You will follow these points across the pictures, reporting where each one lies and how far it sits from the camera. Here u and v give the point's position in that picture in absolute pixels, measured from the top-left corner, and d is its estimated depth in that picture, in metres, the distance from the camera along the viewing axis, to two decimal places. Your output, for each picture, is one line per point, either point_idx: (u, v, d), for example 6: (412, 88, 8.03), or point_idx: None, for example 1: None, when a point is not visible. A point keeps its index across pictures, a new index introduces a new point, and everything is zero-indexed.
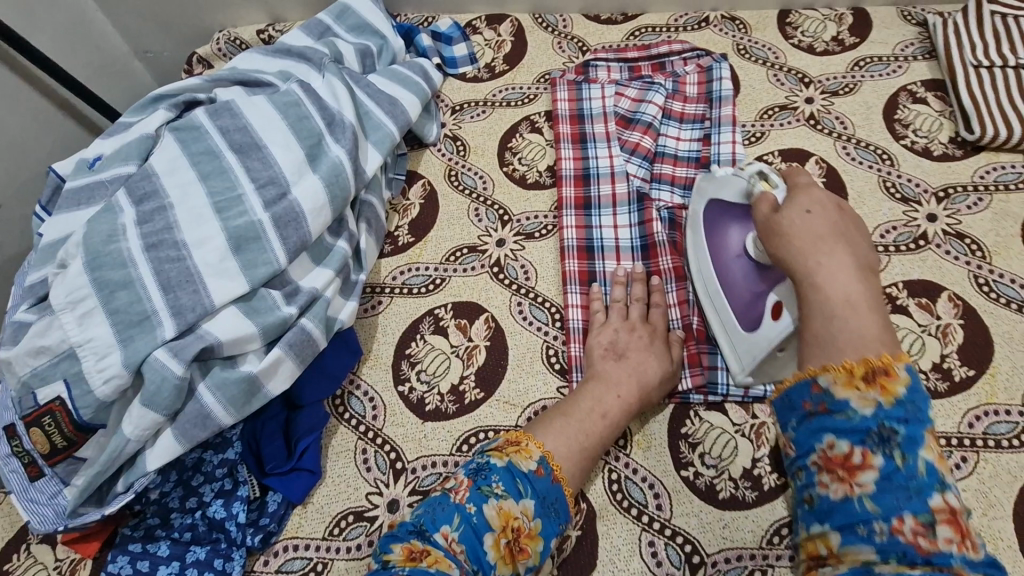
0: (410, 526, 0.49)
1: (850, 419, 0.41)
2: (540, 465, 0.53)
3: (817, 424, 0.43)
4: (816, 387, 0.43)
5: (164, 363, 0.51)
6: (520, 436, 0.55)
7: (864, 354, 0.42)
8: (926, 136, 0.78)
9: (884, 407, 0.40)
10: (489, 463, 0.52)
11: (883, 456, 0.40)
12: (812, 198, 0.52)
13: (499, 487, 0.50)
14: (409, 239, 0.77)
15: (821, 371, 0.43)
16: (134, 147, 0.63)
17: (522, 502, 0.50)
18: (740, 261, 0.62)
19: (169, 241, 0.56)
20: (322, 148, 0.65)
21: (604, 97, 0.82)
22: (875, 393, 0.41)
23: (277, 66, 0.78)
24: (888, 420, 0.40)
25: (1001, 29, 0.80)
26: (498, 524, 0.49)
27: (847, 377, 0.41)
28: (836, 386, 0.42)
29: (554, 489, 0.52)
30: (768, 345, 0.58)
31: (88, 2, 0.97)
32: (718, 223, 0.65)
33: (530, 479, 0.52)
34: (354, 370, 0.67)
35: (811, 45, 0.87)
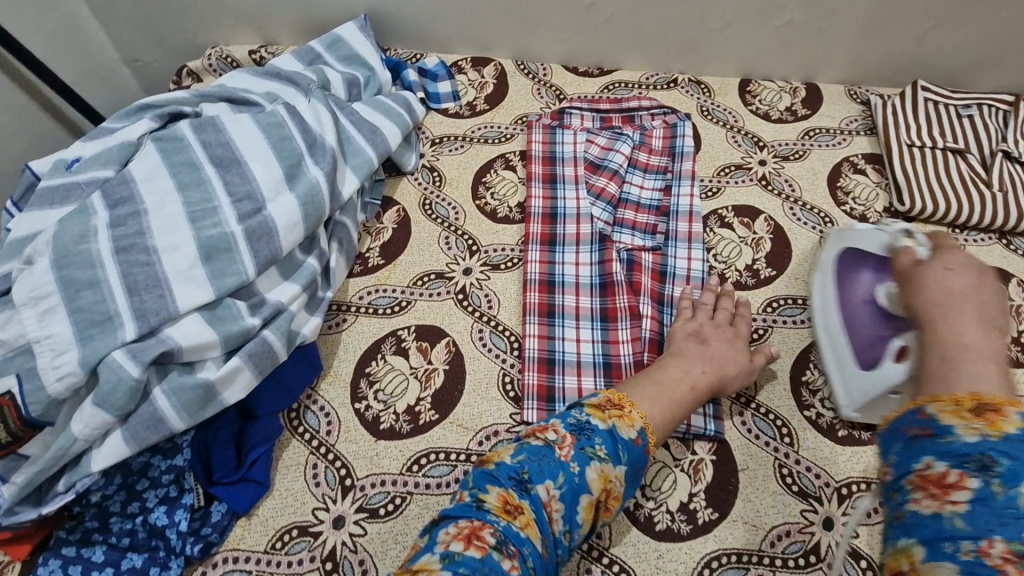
0: (512, 471, 0.52)
1: (951, 443, 0.38)
2: (639, 435, 0.56)
3: (919, 448, 0.39)
4: (922, 412, 0.40)
5: (120, 364, 0.52)
6: (623, 401, 0.58)
7: (979, 391, 0.40)
8: (863, 204, 0.86)
9: (992, 439, 0.37)
10: (594, 425, 0.55)
11: (982, 481, 0.36)
12: (960, 255, 0.55)
13: (601, 450, 0.53)
14: (379, 261, 0.79)
15: (931, 400, 0.40)
16: (114, 152, 0.65)
17: (618, 467, 0.54)
18: (866, 306, 0.65)
19: (140, 246, 0.58)
20: (300, 168, 0.68)
21: (576, 143, 0.88)
22: (983, 423, 0.38)
23: (266, 87, 0.82)
24: (993, 452, 0.36)
25: (932, 113, 0.89)
26: (595, 485, 0.52)
27: (956, 406, 0.39)
28: (942, 412, 0.39)
29: (643, 460, 0.56)
30: (882, 388, 0.62)
31: (82, 9, 0.99)
32: (853, 268, 0.69)
33: (629, 446, 0.55)
34: (311, 385, 0.68)
35: (766, 112, 0.95)
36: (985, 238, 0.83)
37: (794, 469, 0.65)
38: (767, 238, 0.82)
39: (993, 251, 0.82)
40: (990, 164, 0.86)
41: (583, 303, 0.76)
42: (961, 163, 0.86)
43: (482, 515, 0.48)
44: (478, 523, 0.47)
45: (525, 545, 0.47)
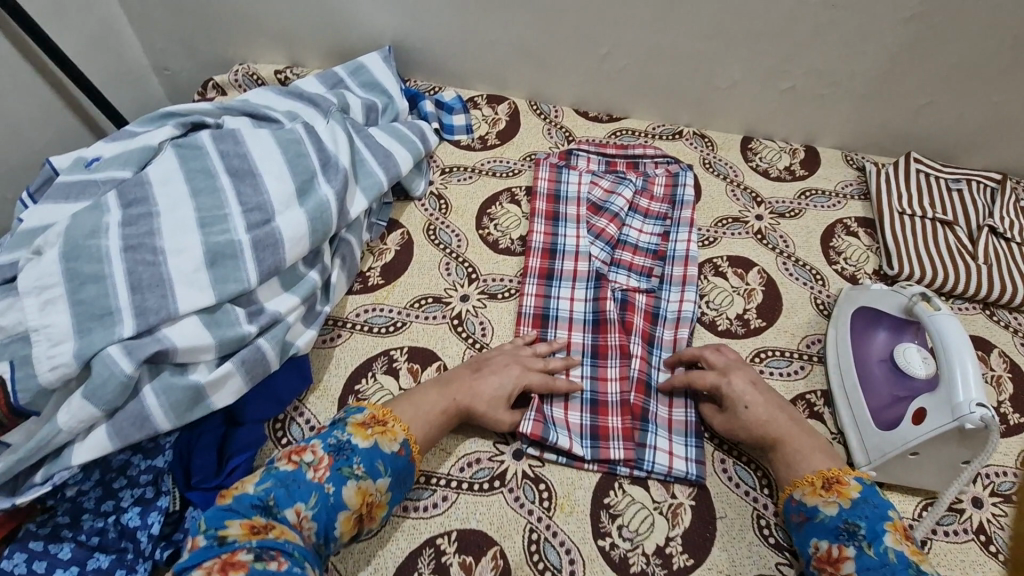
0: (256, 500, 0.52)
1: (823, 521, 0.57)
2: (402, 447, 0.59)
3: (805, 532, 0.58)
4: (794, 501, 0.60)
5: (114, 359, 0.52)
6: (387, 416, 0.61)
7: (820, 470, 0.61)
8: (854, 265, 0.88)
9: (844, 507, 0.57)
10: (353, 444, 0.57)
11: (855, 547, 0.54)
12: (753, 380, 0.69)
13: (358, 468, 0.56)
14: (379, 280, 0.81)
15: (795, 489, 0.61)
16: (134, 155, 0.67)
17: (379, 480, 0.57)
18: (883, 365, 0.70)
19: (148, 246, 0.59)
20: (312, 185, 0.70)
21: (580, 183, 0.90)
22: (835, 497, 0.58)
23: (287, 106, 0.85)
24: (851, 519, 0.56)
25: (923, 184, 0.93)
26: (352, 501, 0.55)
27: (811, 488, 0.59)
28: (806, 496, 0.59)
29: (410, 469, 0.60)
30: (900, 445, 0.64)
31: (120, 17, 1.04)
32: (868, 330, 0.74)
33: (391, 459, 0.58)
34: (299, 398, 0.69)
35: (766, 169, 0.99)
36: (969, 308, 0.86)
37: (772, 520, 0.65)
38: (759, 290, 0.84)
39: (977, 321, 0.84)
40: (976, 237, 0.89)
41: (575, 338, 0.77)
42: (949, 234, 0.89)
43: (228, 548, 0.48)
44: (227, 555, 0.47)
45: (287, 545, 0.49)
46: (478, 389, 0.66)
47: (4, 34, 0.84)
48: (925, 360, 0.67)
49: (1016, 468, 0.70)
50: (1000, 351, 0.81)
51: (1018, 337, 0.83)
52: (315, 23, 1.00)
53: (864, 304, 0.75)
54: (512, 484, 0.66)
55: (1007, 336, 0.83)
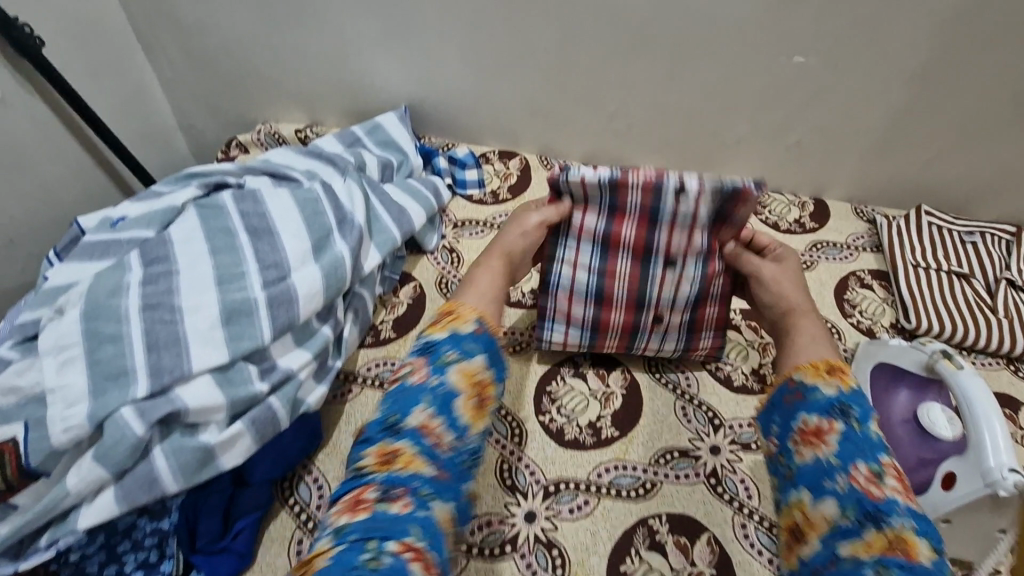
0: (380, 425, 0.53)
1: (818, 399, 0.56)
2: (477, 325, 0.60)
3: (794, 408, 0.58)
4: (793, 381, 0.59)
5: (126, 421, 0.52)
6: (453, 306, 0.62)
7: (825, 358, 0.60)
8: (871, 318, 0.87)
9: (843, 391, 0.56)
10: (435, 339, 0.58)
11: (845, 423, 0.54)
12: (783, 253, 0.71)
13: (450, 355, 0.56)
14: (391, 334, 0.81)
15: (796, 372, 0.59)
16: (159, 215, 0.70)
17: (475, 358, 0.57)
18: (908, 426, 0.68)
19: (166, 304, 0.60)
20: (328, 242, 0.72)
21: (583, 224, 0.70)
22: (836, 380, 0.57)
23: (305, 165, 0.87)
24: (845, 401, 0.55)
25: (936, 237, 0.93)
26: (461, 384, 0.56)
27: (814, 370, 0.58)
28: (806, 376, 0.58)
29: (492, 341, 0.60)
30: (933, 514, 0.62)
31: (152, 81, 1.11)
32: (886, 386, 0.72)
33: (474, 335, 0.59)
34: (309, 455, 0.68)
35: (775, 222, 0.99)
36: (992, 363, 0.84)
37: None
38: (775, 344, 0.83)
39: (1001, 376, 0.83)
40: (994, 290, 0.89)
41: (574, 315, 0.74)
42: (966, 286, 0.89)
43: (363, 482, 0.50)
44: (360, 490, 0.49)
45: (413, 482, 0.50)
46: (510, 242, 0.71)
47: (44, 101, 0.90)
48: (950, 420, 0.65)
49: None
50: None
51: None
52: (336, 86, 1.06)
53: (882, 360, 0.74)
54: (524, 549, 0.64)
55: None
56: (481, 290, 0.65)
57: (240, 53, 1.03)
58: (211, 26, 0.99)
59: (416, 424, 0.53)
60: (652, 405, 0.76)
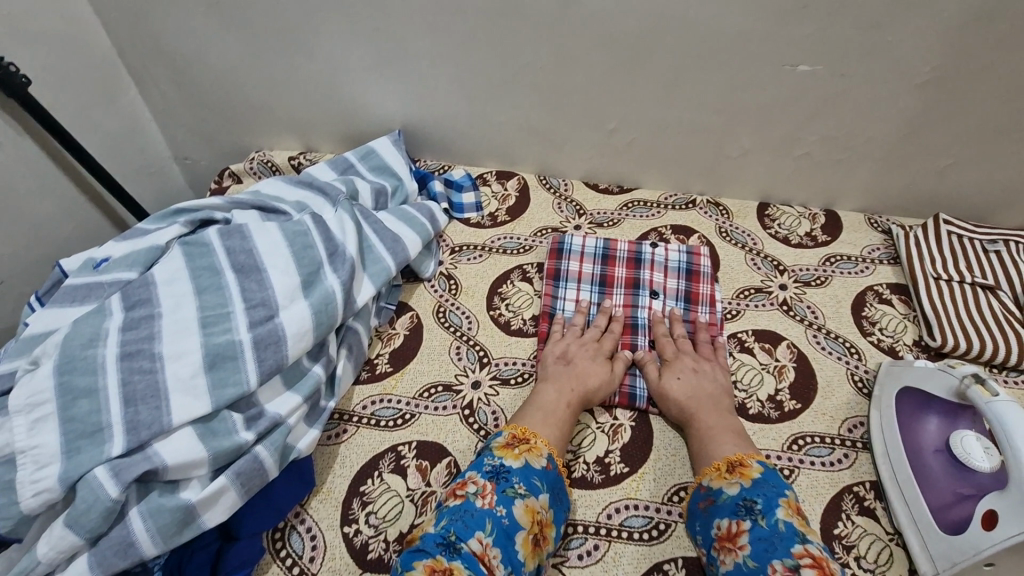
0: (438, 538, 0.57)
1: (724, 500, 0.62)
2: (549, 461, 0.64)
3: (709, 514, 0.62)
4: (702, 486, 0.65)
5: (101, 482, 0.50)
6: (527, 434, 0.66)
7: (727, 457, 0.66)
8: (891, 335, 0.83)
9: (745, 487, 0.62)
10: (508, 465, 0.62)
11: (752, 521, 0.59)
12: (680, 366, 0.75)
13: (521, 488, 0.60)
14: (387, 367, 0.78)
15: (704, 476, 0.65)
16: (142, 255, 0.67)
17: (541, 496, 0.61)
18: (940, 456, 0.64)
19: (146, 352, 0.57)
20: (318, 277, 0.70)
21: (578, 298, 0.85)
22: (737, 477, 0.63)
23: (297, 195, 0.85)
24: (749, 496, 0.61)
25: (957, 247, 0.89)
26: (524, 519, 0.59)
27: (717, 472, 0.64)
28: (712, 479, 0.64)
29: (560, 480, 0.64)
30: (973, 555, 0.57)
31: (145, 114, 1.10)
32: (913, 412, 0.69)
33: (544, 472, 0.63)
34: (301, 502, 0.65)
35: (785, 236, 0.96)
36: None
37: None
38: (790, 367, 0.79)
39: None
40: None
41: None
42: (991, 300, 0.84)
43: None
44: None
45: None
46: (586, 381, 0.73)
47: (34, 140, 0.88)
48: (988, 451, 0.61)
49: None
50: None
51: None
52: (328, 113, 1.04)
53: (908, 385, 0.70)
54: None
55: None
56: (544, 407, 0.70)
57: (232, 84, 1.02)
58: (200, 57, 0.98)
59: (473, 547, 0.56)
60: (662, 439, 0.73)
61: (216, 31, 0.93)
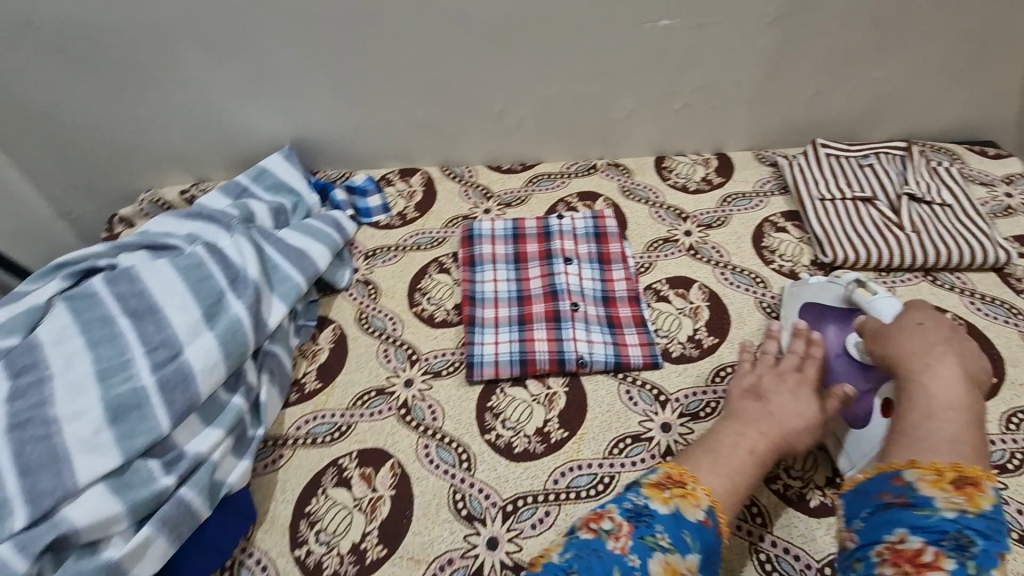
0: (559, 570, 0.51)
1: (931, 518, 0.51)
2: (708, 516, 0.56)
3: (891, 517, 0.53)
4: (900, 480, 0.54)
5: (6, 560, 0.48)
6: (684, 477, 0.59)
7: (958, 462, 0.54)
8: (790, 260, 0.89)
9: (968, 515, 0.51)
10: (653, 509, 0.55)
11: (958, 561, 0.49)
12: (925, 314, 0.64)
13: (664, 539, 0.53)
14: (316, 384, 0.77)
15: (909, 469, 0.54)
16: (22, 319, 0.64)
17: (687, 556, 0.52)
18: (843, 360, 0.69)
19: (39, 418, 0.55)
20: (221, 306, 0.67)
21: (496, 279, 0.86)
22: (963, 500, 0.51)
23: (189, 228, 0.82)
24: (967, 530, 0.50)
25: (836, 167, 0.96)
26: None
27: (940, 479, 0.53)
28: (921, 483, 0.53)
29: (716, 542, 0.55)
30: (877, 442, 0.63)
31: (11, 174, 1.02)
32: (816, 324, 0.74)
33: (698, 529, 0.54)
34: (246, 536, 0.64)
35: (684, 185, 1.00)
36: (912, 278, 0.86)
37: (771, 553, 0.63)
38: (704, 306, 0.84)
39: (922, 289, 0.85)
40: (898, 207, 0.91)
41: (501, 346, 0.79)
42: (872, 209, 0.91)
43: None
44: None
45: None
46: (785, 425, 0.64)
47: None
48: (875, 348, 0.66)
49: (1002, 434, 0.71)
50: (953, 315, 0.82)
51: (966, 296, 0.84)
52: (212, 140, 1.00)
53: (808, 300, 0.75)
54: None
55: (955, 298, 0.84)
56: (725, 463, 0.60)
57: (102, 126, 0.96)
58: (63, 104, 0.93)
59: None
60: (596, 397, 0.75)
61: (72, 71, 0.89)
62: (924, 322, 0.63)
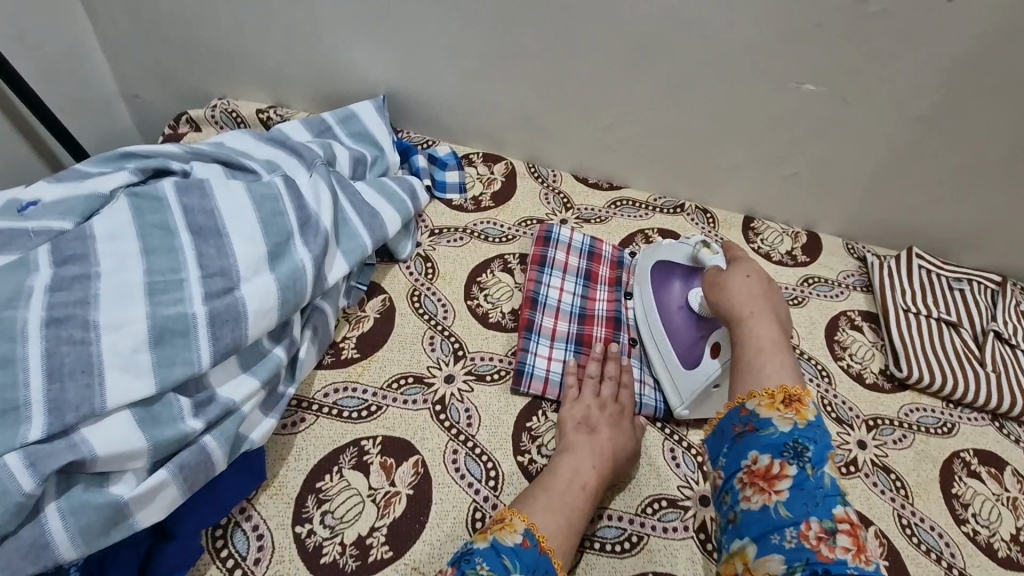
0: None
1: (771, 435, 0.51)
2: (525, 537, 0.53)
3: (744, 444, 0.53)
4: (745, 411, 0.54)
5: (12, 472, 0.42)
6: (504, 513, 0.57)
7: (783, 385, 0.54)
8: (860, 362, 0.85)
9: (799, 427, 0.51)
10: (472, 547, 0.52)
11: (797, 467, 0.49)
12: (751, 266, 0.66)
13: (482, 566, 0.50)
14: (354, 354, 0.72)
15: (749, 399, 0.54)
16: (79, 203, 0.58)
17: None
18: (682, 310, 0.74)
19: (79, 319, 0.49)
20: (287, 249, 0.62)
21: (561, 289, 0.81)
22: (792, 414, 0.52)
23: (268, 154, 0.77)
24: (800, 439, 0.50)
25: (925, 282, 0.92)
26: None
27: (770, 401, 0.53)
28: (760, 407, 0.53)
29: (542, 562, 0.52)
30: (705, 380, 0.69)
31: (90, 40, 0.96)
32: (664, 279, 0.78)
33: (517, 551, 0.52)
34: (249, 497, 0.59)
35: (768, 253, 0.96)
36: (977, 418, 0.82)
37: None
38: None
39: (986, 433, 0.80)
40: (981, 341, 0.87)
41: (553, 362, 0.75)
42: (954, 336, 0.87)
43: None
44: None
45: None
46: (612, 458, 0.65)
47: None
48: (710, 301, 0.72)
49: None
50: (1012, 470, 0.77)
51: None
52: (305, 67, 0.94)
53: (659, 260, 0.79)
54: None
55: (1017, 453, 0.79)
56: (552, 488, 0.60)
57: (197, 20, 0.91)
58: None
59: None
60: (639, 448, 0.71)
61: None
62: (753, 273, 0.65)
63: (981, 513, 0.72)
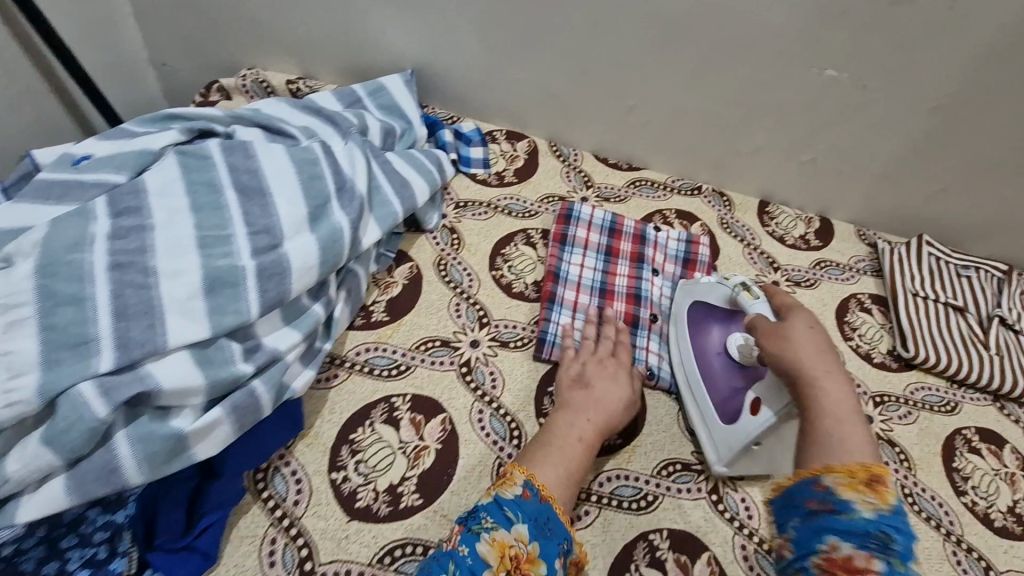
0: None
1: (853, 520, 0.45)
2: (525, 489, 0.56)
3: (821, 525, 0.47)
4: (820, 485, 0.48)
5: (87, 400, 0.46)
6: (505, 467, 0.59)
7: (864, 462, 0.49)
8: (869, 342, 0.88)
9: (884, 513, 0.45)
10: (478, 504, 0.56)
11: (884, 561, 0.43)
12: (808, 318, 0.62)
13: (487, 520, 0.53)
14: (384, 317, 0.75)
15: (828, 474, 0.48)
16: (131, 158, 0.61)
17: (514, 528, 0.53)
18: (721, 357, 0.73)
19: (139, 265, 0.52)
20: (325, 211, 0.64)
21: (582, 264, 0.84)
22: (875, 497, 0.46)
23: (304, 122, 0.80)
24: (886, 527, 0.45)
25: (934, 268, 0.94)
26: (490, 557, 0.51)
27: (850, 480, 0.47)
28: (839, 486, 0.47)
29: (542, 509, 0.55)
30: (744, 438, 0.65)
31: (123, 6, 0.98)
32: (700, 323, 0.77)
33: (518, 503, 0.55)
34: (287, 445, 0.63)
35: (782, 236, 0.99)
36: (980, 399, 0.85)
37: None
38: None
39: (988, 413, 0.83)
40: (986, 327, 0.90)
41: (574, 332, 0.78)
42: (961, 320, 0.90)
43: None
44: None
45: None
46: (608, 411, 0.67)
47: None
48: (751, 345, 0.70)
49: None
50: (1012, 448, 0.80)
51: None
52: (334, 40, 0.96)
53: (696, 300, 0.78)
54: None
55: (1017, 432, 0.82)
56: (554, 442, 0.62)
57: None
58: None
59: None
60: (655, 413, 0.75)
61: None
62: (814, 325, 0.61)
63: (979, 485, 0.76)
